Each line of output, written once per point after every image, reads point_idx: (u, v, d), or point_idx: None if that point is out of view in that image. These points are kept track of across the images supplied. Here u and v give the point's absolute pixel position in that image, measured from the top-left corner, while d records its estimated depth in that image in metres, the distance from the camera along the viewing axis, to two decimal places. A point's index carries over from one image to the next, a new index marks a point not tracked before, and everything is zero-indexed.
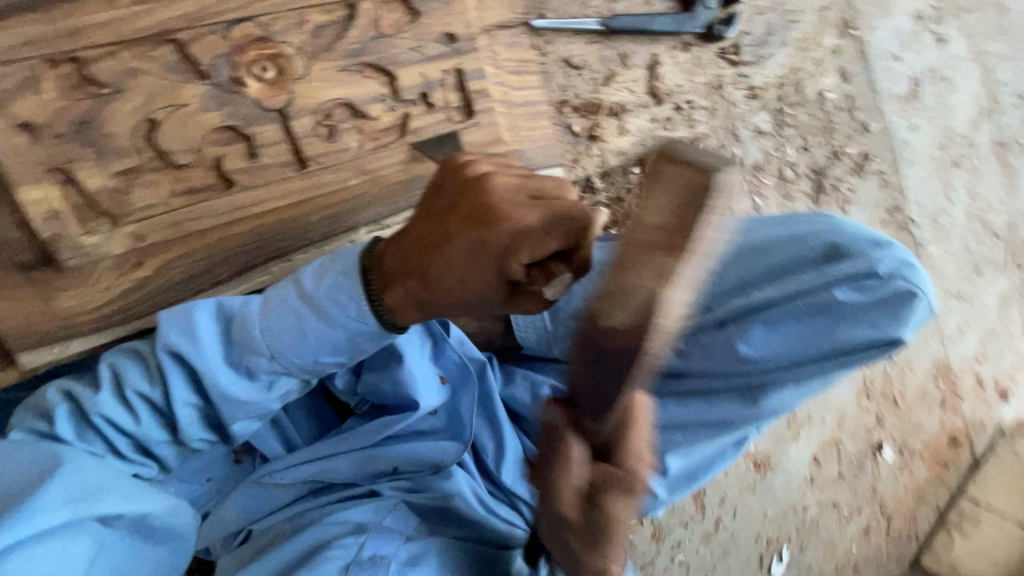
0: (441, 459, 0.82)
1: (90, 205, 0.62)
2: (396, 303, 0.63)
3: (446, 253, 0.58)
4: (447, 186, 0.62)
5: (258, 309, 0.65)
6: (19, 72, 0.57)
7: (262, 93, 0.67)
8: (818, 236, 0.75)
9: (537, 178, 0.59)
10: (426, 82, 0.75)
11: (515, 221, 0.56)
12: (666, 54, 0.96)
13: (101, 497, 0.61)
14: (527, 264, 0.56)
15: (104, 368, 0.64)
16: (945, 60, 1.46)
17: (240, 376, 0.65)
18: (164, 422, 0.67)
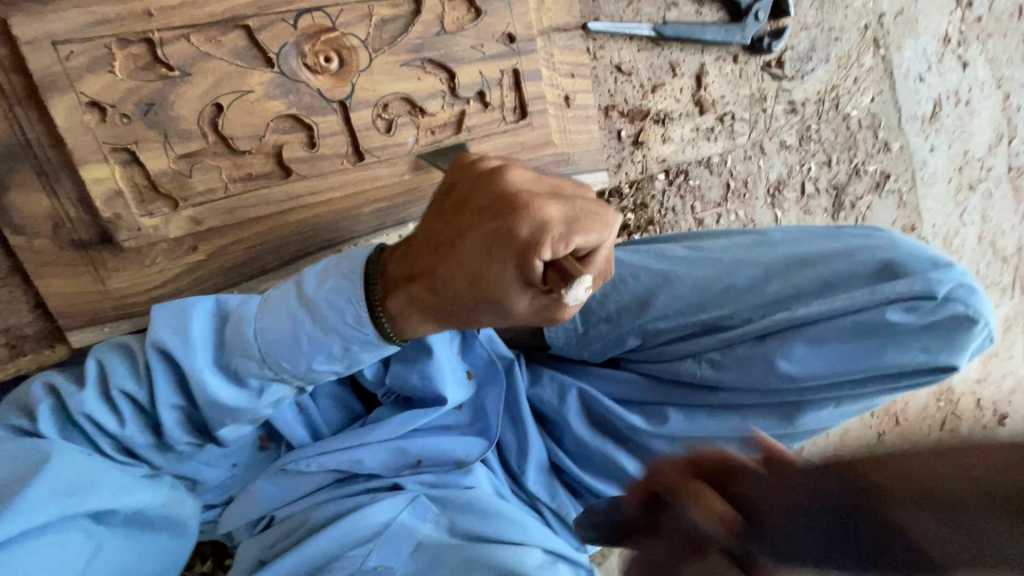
0: (465, 455, 0.82)
1: (151, 187, 0.62)
2: (397, 310, 0.56)
3: (459, 250, 0.52)
4: (461, 183, 0.55)
5: (257, 306, 0.57)
6: (93, 50, 0.57)
7: (325, 84, 0.67)
8: (869, 253, 0.72)
9: (556, 181, 0.54)
10: (484, 81, 0.75)
11: (534, 212, 0.49)
12: (712, 65, 0.97)
13: (94, 492, 0.53)
14: (546, 263, 0.49)
15: (89, 365, 0.57)
16: (972, 83, 1.41)
17: (228, 380, 0.57)
18: (150, 424, 0.58)
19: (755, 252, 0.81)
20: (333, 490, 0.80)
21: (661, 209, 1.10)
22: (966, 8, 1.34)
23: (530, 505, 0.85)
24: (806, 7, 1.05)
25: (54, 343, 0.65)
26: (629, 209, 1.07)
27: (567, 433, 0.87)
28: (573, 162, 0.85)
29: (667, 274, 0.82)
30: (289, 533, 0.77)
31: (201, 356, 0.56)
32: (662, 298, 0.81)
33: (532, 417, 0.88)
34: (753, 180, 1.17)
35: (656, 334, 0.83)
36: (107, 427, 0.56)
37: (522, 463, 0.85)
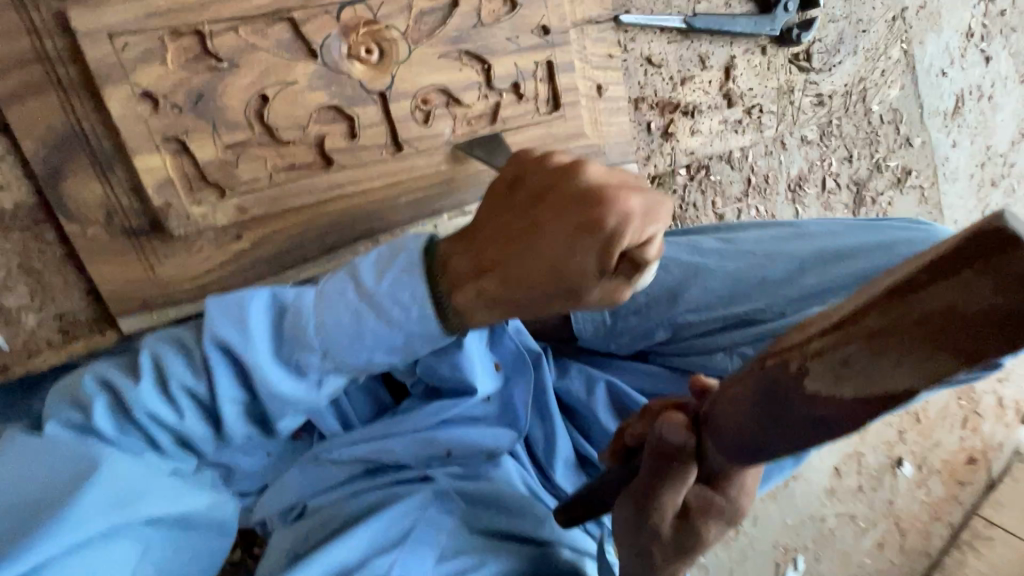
0: (495, 447, 0.84)
1: (199, 176, 0.63)
2: (466, 305, 0.54)
3: (536, 243, 0.50)
4: (531, 177, 0.54)
5: (316, 299, 0.55)
6: (147, 42, 0.58)
7: (366, 75, 0.68)
8: (913, 247, 0.76)
9: (630, 173, 0.52)
10: (519, 72, 0.76)
11: (620, 204, 0.47)
12: (741, 57, 0.97)
13: (142, 500, 0.53)
14: (626, 253, 0.48)
15: (144, 358, 0.55)
16: (996, 78, 1.40)
17: (291, 374, 0.56)
18: (210, 418, 0.57)
19: (791, 245, 0.81)
20: (365, 481, 0.82)
21: (683, 203, 1.08)
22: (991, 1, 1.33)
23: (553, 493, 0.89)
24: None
25: (104, 329, 0.66)
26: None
27: (592, 426, 0.88)
28: (603, 153, 0.85)
29: (699, 266, 0.82)
30: (326, 524, 0.78)
31: (262, 350, 0.55)
32: (693, 291, 0.81)
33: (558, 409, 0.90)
34: (774, 175, 1.17)
35: (685, 327, 0.82)
36: (169, 422, 0.55)
37: (548, 454, 0.87)
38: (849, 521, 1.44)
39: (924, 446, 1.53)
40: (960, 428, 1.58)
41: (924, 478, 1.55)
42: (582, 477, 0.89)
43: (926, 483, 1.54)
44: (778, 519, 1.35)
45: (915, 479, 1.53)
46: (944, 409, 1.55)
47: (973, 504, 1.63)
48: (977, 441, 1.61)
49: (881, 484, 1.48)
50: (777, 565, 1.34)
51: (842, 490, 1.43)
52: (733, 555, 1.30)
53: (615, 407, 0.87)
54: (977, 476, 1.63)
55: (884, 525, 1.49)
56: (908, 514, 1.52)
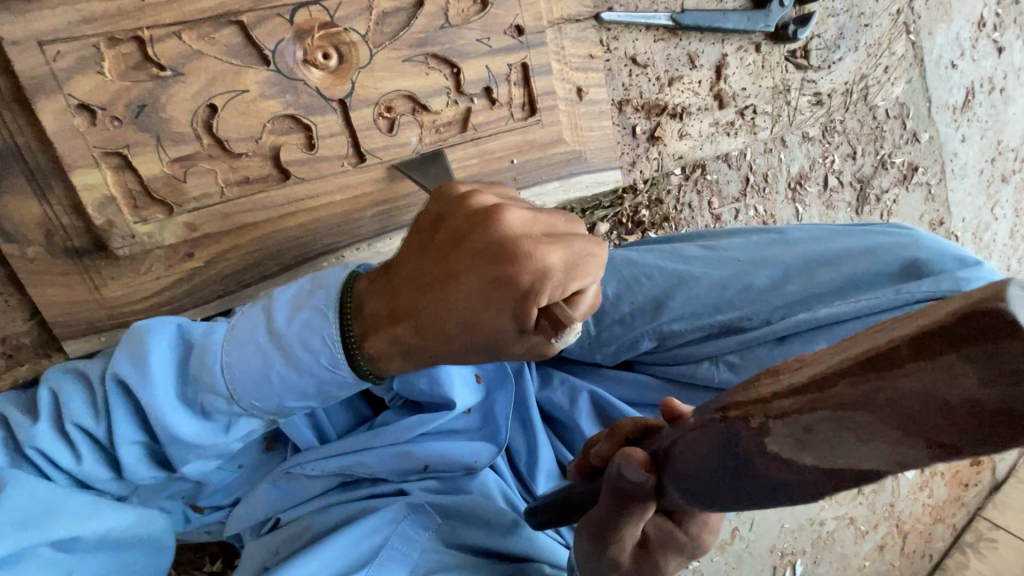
0: (474, 461, 0.79)
1: (144, 192, 0.59)
2: (378, 350, 0.54)
3: (450, 293, 0.50)
4: (448, 219, 0.52)
5: (223, 338, 0.55)
6: (81, 50, 0.54)
7: (324, 82, 0.64)
8: (894, 251, 0.71)
9: (555, 217, 0.51)
10: (491, 76, 0.71)
11: (535, 260, 0.46)
12: (733, 56, 0.91)
13: (51, 520, 0.52)
14: (543, 309, 0.47)
15: (43, 396, 0.56)
16: (1008, 70, 1.33)
17: (193, 416, 0.55)
18: (110, 460, 0.57)
19: (774, 250, 0.77)
20: (339, 495, 0.79)
21: (676, 205, 1.05)
22: None
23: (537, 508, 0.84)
24: None
25: (51, 352, 0.63)
26: (643, 205, 1.02)
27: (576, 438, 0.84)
28: (584, 160, 0.81)
29: (683, 274, 0.78)
30: (293, 539, 0.76)
31: (163, 391, 0.54)
32: (677, 300, 0.77)
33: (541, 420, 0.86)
34: (773, 173, 1.12)
35: (671, 337, 0.78)
36: (65, 464, 0.54)
37: (532, 468, 0.83)
38: (849, 525, 1.40)
39: None
40: None
41: (927, 481, 1.50)
42: None
43: (928, 486, 1.50)
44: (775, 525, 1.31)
45: (917, 482, 1.49)
46: None
47: (976, 507, 1.59)
48: None
49: (882, 488, 1.44)
50: (774, 569, 1.30)
51: (841, 496, 1.40)
52: (729, 560, 1.23)
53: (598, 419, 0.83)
54: (982, 479, 1.59)
55: (884, 529, 1.46)
56: (910, 518, 1.48)
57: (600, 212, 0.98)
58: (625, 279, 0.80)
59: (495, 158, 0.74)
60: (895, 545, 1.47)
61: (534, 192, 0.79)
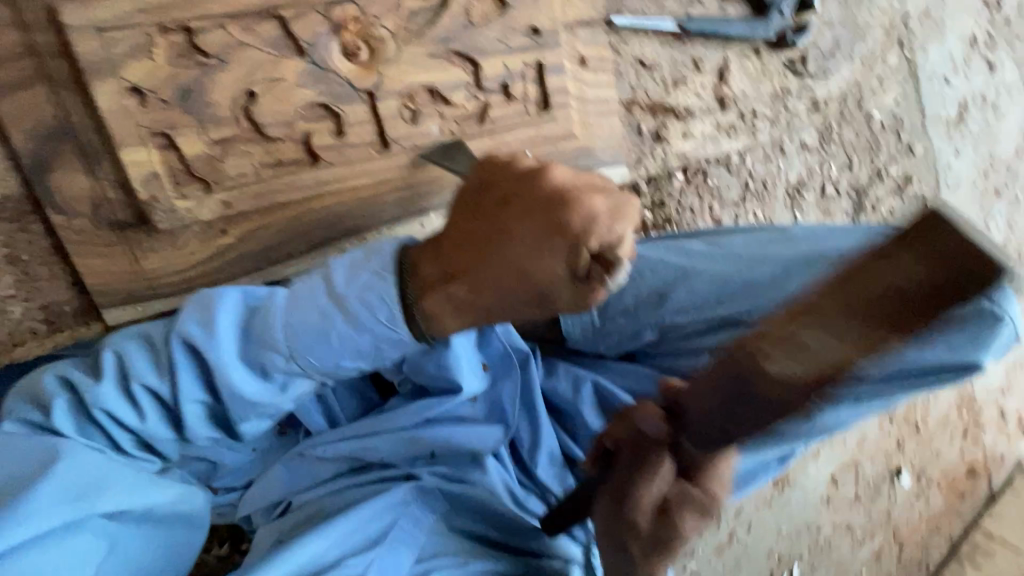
0: (479, 448, 0.82)
1: (186, 170, 0.64)
2: (435, 310, 0.55)
3: (505, 245, 0.54)
4: (495, 184, 0.58)
5: (286, 301, 0.57)
6: (136, 37, 0.59)
7: (353, 73, 0.68)
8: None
9: (595, 177, 0.57)
10: (508, 73, 0.76)
11: (586, 210, 0.52)
12: (735, 61, 0.97)
13: (105, 491, 0.53)
14: (595, 254, 0.51)
15: (109, 357, 0.57)
16: (998, 86, 1.38)
17: (255, 375, 0.57)
18: (172, 420, 0.59)
19: (779, 247, 0.81)
20: (350, 479, 0.82)
21: (678, 209, 1.02)
22: (993, 9, 1.33)
23: (539, 496, 0.87)
24: (831, 5, 1.05)
25: (90, 321, 0.67)
26: (646, 207, 0.98)
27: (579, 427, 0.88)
28: (593, 155, 0.85)
29: (685, 269, 0.82)
30: (305, 522, 0.79)
31: (227, 349, 0.56)
32: (678, 293, 0.81)
33: (546, 409, 0.89)
34: (772, 181, 1.12)
35: (673, 327, 0.82)
36: (128, 421, 0.56)
37: (534, 455, 0.86)
38: (845, 531, 1.42)
39: (923, 458, 1.52)
40: (960, 439, 1.56)
41: (924, 490, 1.53)
42: (570, 477, 0.88)
43: (925, 495, 1.52)
44: (771, 528, 1.34)
45: (914, 490, 1.51)
46: (943, 419, 1.54)
47: (974, 518, 1.61)
48: (978, 452, 1.59)
49: (879, 494, 1.47)
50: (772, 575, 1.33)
51: (839, 500, 1.42)
52: (727, 563, 1.28)
53: (601, 408, 0.86)
54: (979, 490, 1.61)
55: (881, 538, 1.45)
56: (906, 527, 1.49)
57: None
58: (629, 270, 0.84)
59: (510, 151, 0.79)
60: (893, 552, 1.48)
61: None
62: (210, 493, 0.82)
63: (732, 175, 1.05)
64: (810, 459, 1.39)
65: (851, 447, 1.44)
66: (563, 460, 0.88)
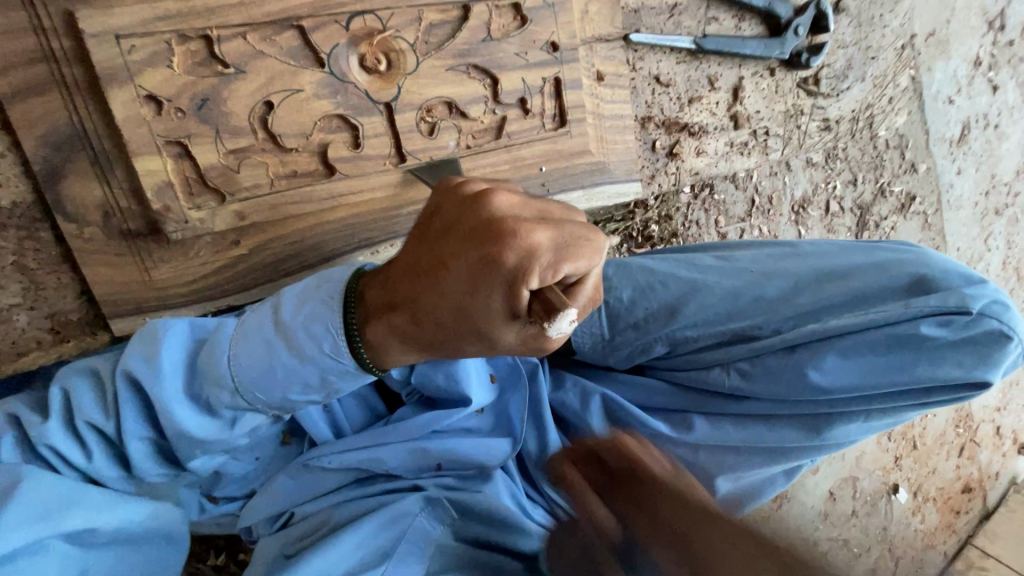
0: (487, 460, 0.81)
1: (200, 180, 0.63)
2: (379, 341, 0.57)
3: (441, 280, 0.52)
4: (443, 208, 0.54)
5: (232, 332, 0.59)
6: (154, 45, 0.58)
7: (372, 85, 0.68)
8: (903, 266, 0.72)
9: (549, 204, 0.52)
10: (526, 87, 0.76)
11: (522, 242, 0.47)
12: (749, 80, 0.97)
13: (69, 512, 0.55)
14: (534, 292, 0.48)
15: (55, 393, 0.58)
16: (1003, 108, 1.39)
17: (199, 411, 0.58)
18: (118, 455, 0.60)
19: (786, 263, 0.79)
20: (355, 490, 0.80)
21: (685, 222, 1.09)
22: (998, 30, 1.32)
23: (547, 510, 0.85)
24: (845, 26, 1.05)
25: (97, 331, 0.66)
26: (653, 221, 1.06)
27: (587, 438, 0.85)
28: (607, 171, 0.85)
29: (695, 283, 0.80)
30: (312, 532, 0.78)
31: (172, 385, 0.57)
32: (690, 308, 0.78)
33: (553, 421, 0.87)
34: (778, 197, 1.16)
35: (684, 342, 0.80)
36: (76, 461, 0.57)
37: (541, 467, 0.84)
38: None
39: (920, 474, 1.53)
40: (957, 456, 1.57)
41: (919, 505, 1.54)
42: None
43: (921, 511, 1.53)
44: None
45: (910, 506, 1.53)
46: (941, 436, 1.54)
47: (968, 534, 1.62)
48: (974, 470, 1.60)
49: (875, 510, 1.48)
50: None
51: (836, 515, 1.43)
52: None
53: (609, 419, 0.84)
54: (974, 506, 1.62)
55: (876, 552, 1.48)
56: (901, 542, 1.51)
57: (612, 224, 1.03)
58: (640, 283, 0.82)
59: (525, 165, 0.78)
60: None
61: (559, 199, 0.82)
62: (209, 503, 0.82)
63: (736, 190, 1.12)
64: (810, 474, 1.40)
65: (850, 462, 1.45)
66: None
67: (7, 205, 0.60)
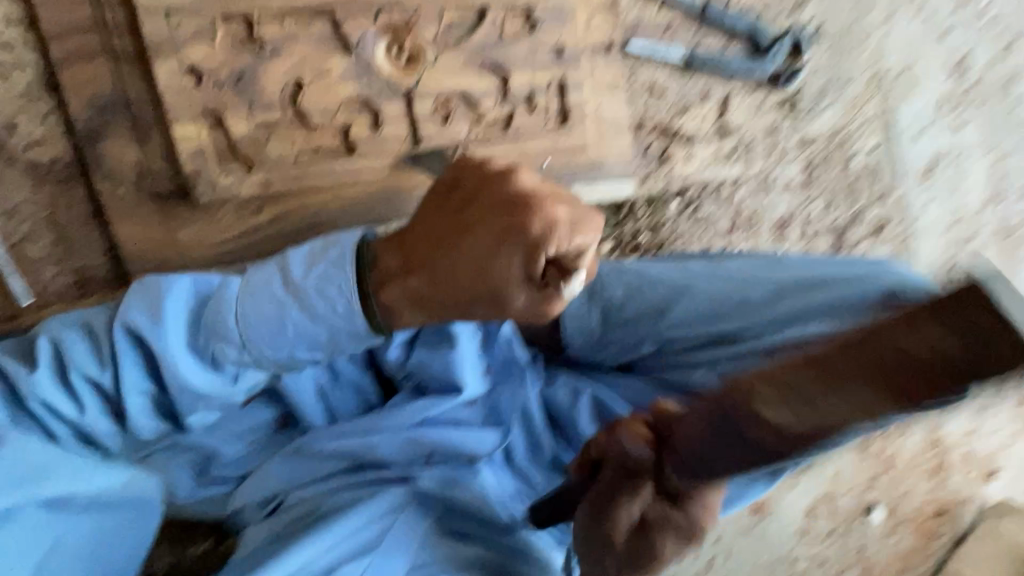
0: (475, 451, 0.82)
1: (230, 149, 0.67)
2: (390, 302, 0.58)
3: (462, 245, 0.57)
4: (465, 181, 0.60)
5: (240, 290, 0.59)
6: (201, 22, 0.64)
7: (394, 74, 0.74)
8: (878, 279, 0.75)
9: (561, 187, 0.59)
10: (533, 86, 0.83)
11: (543, 212, 0.54)
12: (735, 95, 1.06)
13: (49, 477, 0.56)
14: (549, 260, 0.54)
15: (44, 343, 0.58)
16: (965, 146, 1.49)
17: (205, 365, 0.59)
18: (111, 409, 0.60)
19: (772, 271, 0.84)
20: (347, 478, 0.80)
21: (672, 234, 1.12)
22: (959, 73, 1.44)
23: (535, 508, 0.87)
24: (820, 54, 1.16)
25: (117, 288, 0.68)
26: (643, 230, 1.09)
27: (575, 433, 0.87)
28: (604, 169, 0.90)
29: (685, 284, 0.85)
30: (301, 518, 0.78)
31: (178, 337, 0.58)
32: (679, 307, 0.84)
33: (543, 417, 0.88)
34: (758, 216, 1.18)
35: (671, 342, 0.85)
36: (67, 413, 0.58)
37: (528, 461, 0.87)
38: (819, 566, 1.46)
39: None
40: None
41: None
42: None
43: None
44: (748, 555, 1.38)
45: None
46: None
47: None
48: None
49: None
50: None
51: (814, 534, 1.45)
52: None
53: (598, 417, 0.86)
54: None
55: None
56: None
57: (603, 231, 1.06)
58: (632, 283, 0.88)
59: (529, 157, 0.84)
60: None
61: (560, 192, 0.88)
62: (205, 480, 0.82)
63: (721, 204, 1.14)
64: (788, 489, 1.43)
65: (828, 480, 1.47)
66: (559, 470, 0.88)
67: (48, 161, 0.64)
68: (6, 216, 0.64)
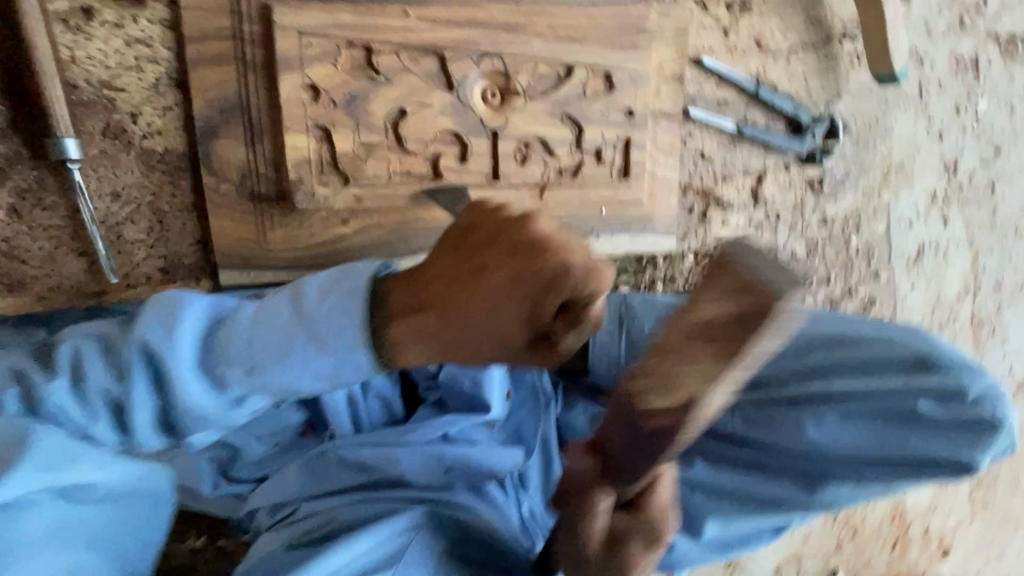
0: (495, 468, 0.81)
1: (332, 163, 0.72)
2: (381, 338, 0.54)
3: (469, 287, 0.52)
4: (479, 225, 0.55)
5: (239, 319, 0.55)
6: (328, 46, 0.69)
7: (486, 114, 0.80)
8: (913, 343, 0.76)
9: (573, 236, 0.55)
10: (603, 141, 0.90)
11: (562, 260, 0.49)
12: (770, 171, 1.16)
13: (76, 464, 0.53)
14: (565, 306, 0.49)
15: (63, 352, 0.54)
16: (949, 238, 1.63)
17: (196, 393, 0.54)
18: (108, 425, 0.56)
19: (807, 321, 0.83)
20: (370, 488, 0.77)
21: (684, 284, 1.14)
22: (952, 172, 1.58)
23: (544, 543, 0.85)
24: (847, 143, 1.26)
25: (200, 277, 0.72)
26: (659, 278, 1.12)
27: None
28: (652, 223, 0.98)
29: None
30: (319, 528, 0.72)
31: (167, 366, 0.53)
32: None
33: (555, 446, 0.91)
34: None
35: None
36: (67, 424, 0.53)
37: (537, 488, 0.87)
38: None
39: (855, 561, 1.63)
40: (889, 549, 1.67)
41: None
42: None
43: None
44: None
45: None
46: (877, 527, 1.65)
47: None
48: (903, 564, 1.71)
49: None
50: None
51: None
52: None
53: None
54: None
55: None
56: None
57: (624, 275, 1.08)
58: None
59: (589, 204, 0.91)
60: None
61: (610, 239, 0.94)
62: (222, 482, 0.78)
63: None
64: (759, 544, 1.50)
65: (797, 540, 1.55)
66: None
67: (161, 150, 0.67)
68: (112, 197, 0.66)
